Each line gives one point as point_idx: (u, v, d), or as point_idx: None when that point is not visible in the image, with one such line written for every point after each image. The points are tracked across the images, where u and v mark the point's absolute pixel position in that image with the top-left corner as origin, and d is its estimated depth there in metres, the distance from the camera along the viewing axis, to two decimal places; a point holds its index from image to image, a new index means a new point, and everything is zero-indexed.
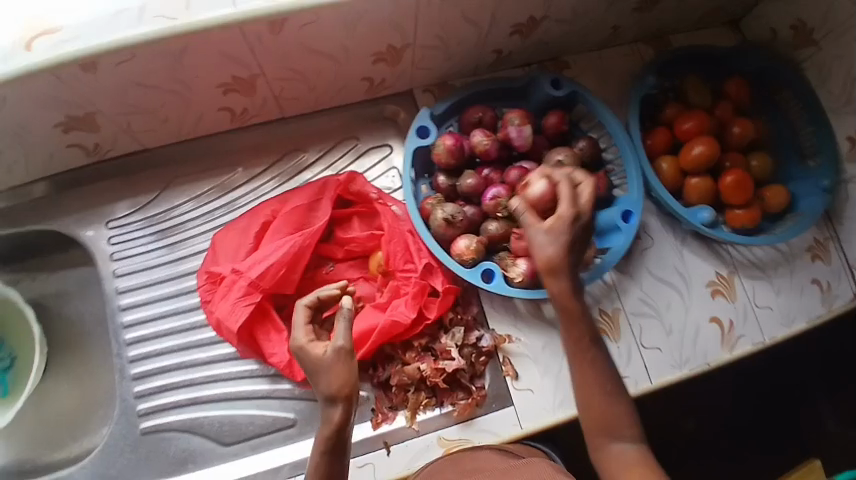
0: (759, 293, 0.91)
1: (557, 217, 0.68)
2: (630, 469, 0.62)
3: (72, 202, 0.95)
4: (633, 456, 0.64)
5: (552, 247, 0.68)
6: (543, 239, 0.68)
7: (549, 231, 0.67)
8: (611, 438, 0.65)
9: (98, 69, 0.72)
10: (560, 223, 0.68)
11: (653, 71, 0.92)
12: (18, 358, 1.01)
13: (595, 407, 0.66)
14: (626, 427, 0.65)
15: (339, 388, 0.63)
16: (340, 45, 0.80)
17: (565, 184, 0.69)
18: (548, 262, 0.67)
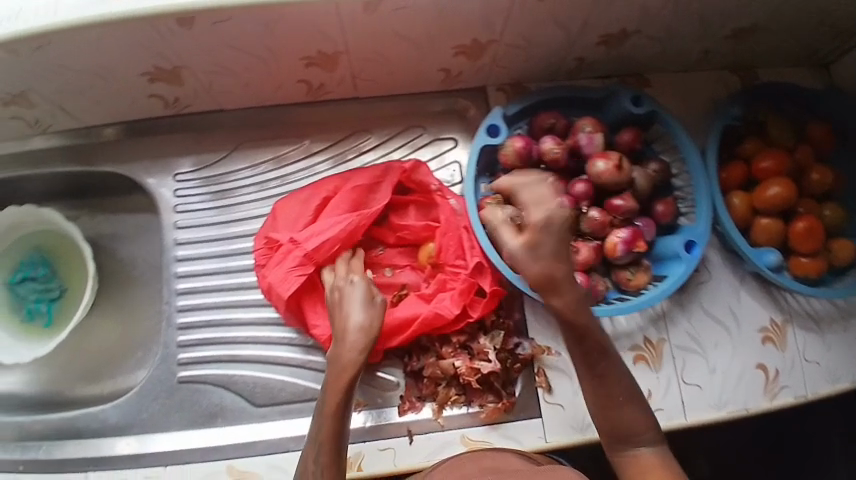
0: (810, 347, 0.88)
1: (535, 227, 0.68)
2: (647, 472, 0.63)
3: (144, 150, 0.98)
4: (650, 457, 0.65)
5: (535, 260, 0.67)
6: (524, 255, 0.68)
7: (531, 246, 0.67)
8: (629, 441, 0.65)
9: (194, 26, 0.74)
10: (540, 232, 0.67)
11: (738, 102, 0.90)
12: (66, 290, 1.05)
13: (615, 419, 0.66)
14: (642, 431, 0.65)
15: (367, 333, 0.77)
16: (428, 33, 0.80)
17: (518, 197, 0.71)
18: (537, 277, 0.67)
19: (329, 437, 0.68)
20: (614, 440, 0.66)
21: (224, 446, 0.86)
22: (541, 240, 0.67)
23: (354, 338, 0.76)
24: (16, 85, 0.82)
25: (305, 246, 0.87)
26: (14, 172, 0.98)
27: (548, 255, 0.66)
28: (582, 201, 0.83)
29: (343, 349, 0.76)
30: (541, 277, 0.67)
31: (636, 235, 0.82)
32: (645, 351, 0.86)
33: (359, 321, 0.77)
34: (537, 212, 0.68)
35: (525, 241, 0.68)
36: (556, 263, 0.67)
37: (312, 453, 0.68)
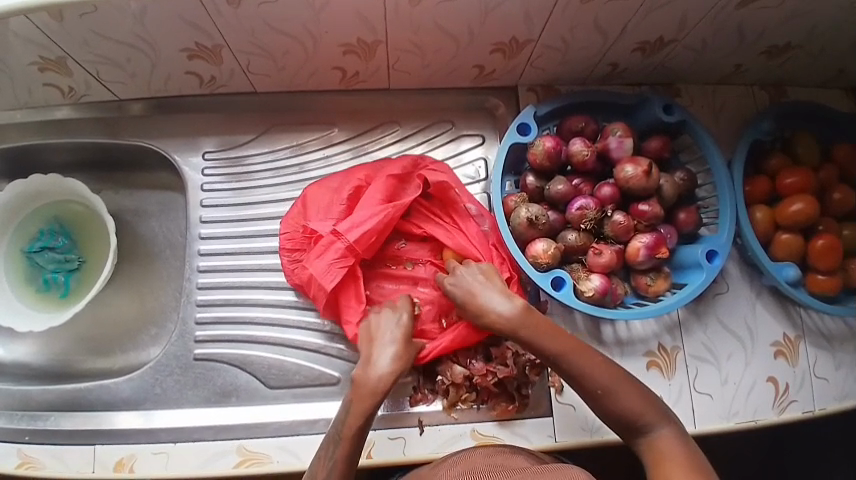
0: (820, 363, 0.88)
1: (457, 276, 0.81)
2: (669, 455, 0.66)
3: (174, 126, 0.99)
4: (671, 438, 0.68)
5: (475, 296, 0.78)
6: (465, 297, 0.79)
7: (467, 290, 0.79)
8: (649, 427, 0.69)
9: (241, 5, 0.74)
10: (460, 275, 0.81)
11: (767, 117, 0.90)
12: (85, 262, 1.05)
13: (624, 411, 0.69)
14: (655, 417, 0.69)
15: (397, 357, 0.76)
16: (468, 28, 0.81)
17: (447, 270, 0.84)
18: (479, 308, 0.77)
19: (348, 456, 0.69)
20: (629, 430, 0.70)
21: (235, 426, 0.85)
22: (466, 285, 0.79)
23: (381, 371, 0.75)
24: (54, 51, 0.82)
25: (346, 238, 0.86)
26: (43, 141, 0.98)
27: (472, 292, 0.78)
28: (607, 205, 0.84)
29: (366, 376, 0.75)
30: (485, 307, 0.77)
31: (659, 241, 0.82)
32: (658, 357, 0.86)
33: (391, 358, 0.76)
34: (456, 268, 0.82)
35: (459, 282, 0.80)
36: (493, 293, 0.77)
37: (323, 471, 0.69)
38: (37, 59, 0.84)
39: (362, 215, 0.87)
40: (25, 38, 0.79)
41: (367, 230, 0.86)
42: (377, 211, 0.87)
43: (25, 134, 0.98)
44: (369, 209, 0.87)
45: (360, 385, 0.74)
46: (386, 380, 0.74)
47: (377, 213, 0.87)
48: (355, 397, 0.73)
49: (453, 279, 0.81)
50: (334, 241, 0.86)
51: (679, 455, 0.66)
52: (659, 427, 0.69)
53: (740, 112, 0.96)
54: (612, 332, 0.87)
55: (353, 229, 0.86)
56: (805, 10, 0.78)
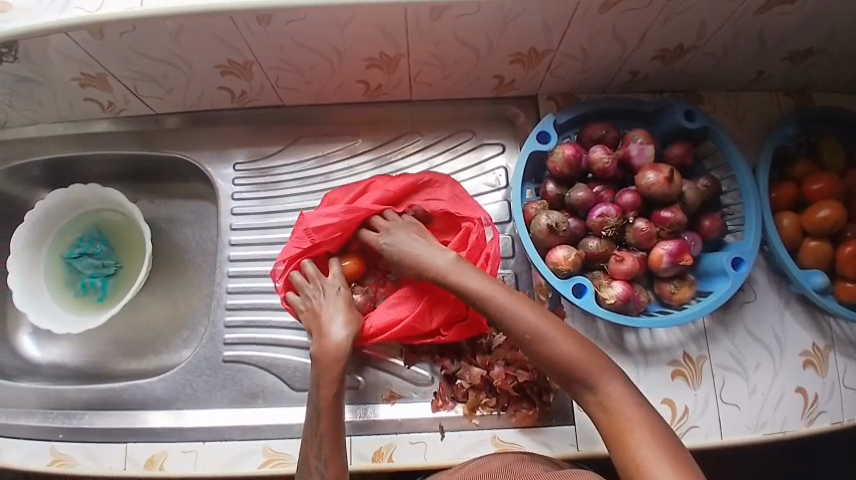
0: (852, 373, 0.86)
1: (384, 231, 0.88)
2: (620, 412, 0.65)
3: (206, 138, 1.03)
4: (619, 391, 0.67)
5: (400, 250, 0.85)
6: (394, 252, 0.86)
7: (391, 245, 0.86)
8: (595, 383, 0.67)
9: (270, 23, 0.78)
10: (384, 234, 0.88)
11: (792, 122, 0.89)
12: (122, 267, 1.10)
13: (571, 365, 0.68)
14: (601, 372, 0.68)
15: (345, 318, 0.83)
16: (488, 39, 0.83)
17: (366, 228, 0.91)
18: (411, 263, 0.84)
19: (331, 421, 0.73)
20: (577, 385, 0.69)
21: (263, 427, 0.88)
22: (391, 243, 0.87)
23: (333, 334, 0.81)
24: (96, 68, 0.88)
25: (325, 247, 0.92)
26: (85, 152, 1.04)
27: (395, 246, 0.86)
28: (628, 212, 0.84)
29: (323, 342, 0.80)
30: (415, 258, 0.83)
31: (683, 248, 0.81)
32: (683, 366, 0.85)
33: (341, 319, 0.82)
34: (379, 223, 0.89)
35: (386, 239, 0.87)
36: (415, 247, 0.84)
37: (314, 447, 0.72)
38: (79, 75, 0.89)
39: (334, 221, 0.90)
40: (70, 56, 0.84)
41: (337, 233, 0.91)
42: (354, 211, 0.90)
43: (68, 146, 1.03)
44: (349, 213, 0.90)
45: (323, 353, 0.79)
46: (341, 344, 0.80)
47: (350, 213, 0.90)
48: (324, 365, 0.78)
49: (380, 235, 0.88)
50: (317, 253, 0.92)
51: (634, 412, 0.65)
52: (604, 380, 0.67)
53: (764, 118, 0.95)
54: (635, 340, 0.86)
55: (329, 238, 0.91)
56: (828, 14, 0.78)
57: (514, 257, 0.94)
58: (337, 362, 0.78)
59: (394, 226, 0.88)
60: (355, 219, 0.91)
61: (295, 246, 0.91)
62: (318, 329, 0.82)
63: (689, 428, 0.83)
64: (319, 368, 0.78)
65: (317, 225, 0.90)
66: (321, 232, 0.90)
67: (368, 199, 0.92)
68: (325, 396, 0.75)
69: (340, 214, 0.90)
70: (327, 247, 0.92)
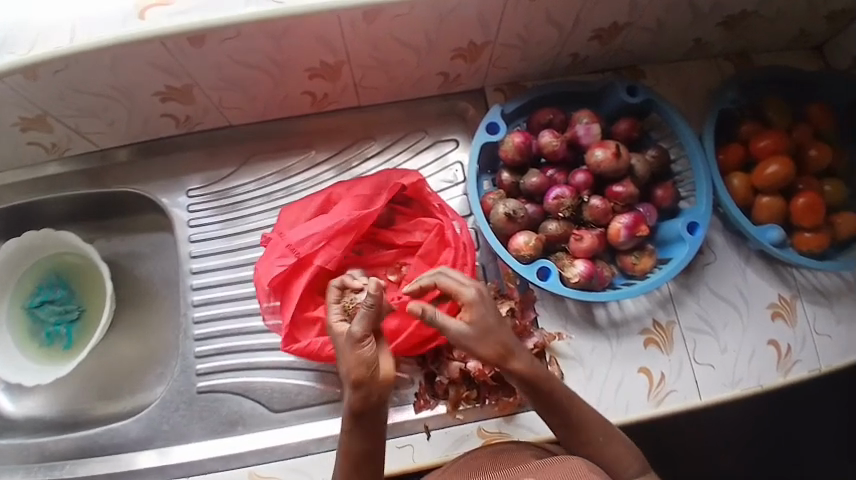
0: (820, 320, 0.88)
1: (469, 304, 0.68)
2: None
3: (157, 168, 1.01)
4: None
5: (482, 337, 0.67)
6: (475, 335, 0.67)
7: (481, 328, 0.67)
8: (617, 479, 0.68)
9: (204, 44, 0.77)
10: (471, 308, 0.68)
11: (733, 86, 0.91)
12: (86, 311, 1.07)
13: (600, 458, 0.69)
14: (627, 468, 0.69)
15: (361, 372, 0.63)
16: (425, 36, 0.83)
17: (448, 277, 0.70)
18: (498, 350, 0.67)
19: (349, 451, 0.66)
20: None
21: (245, 453, 0.86)
22: (481, 315, 0.68)
23: (359, 372, 0.63)
24: (34, 110, 0.86)
25: (314, 262, 0.86)
26: (33, 198, 1.01)
27: (484, 327, 0.67)
28: (582, 191, 0.85)
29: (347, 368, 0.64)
30: (500, 351, 0.67)
31: (638, 220, 0.83)
32: (654, 334, 0.86)
33: (368, 355, 0.63)
34: (465, 290, 0.69)
35: (473, 318, 0.68)
36: (503, 336, 0.68)
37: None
38: (18, 119, 0.87)
39: (316, 232, 0.86)
40: (4, 101, 0.82)
41: (321, 244, 0.87)
42: (334, 219, 0.87)
43: (16, 194, 1.01)
44: (329, 220, 0.87)
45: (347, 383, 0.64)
46: (366, 384, 0.63)
47: (330, 220, 0.87)
48: (354, 402, 0.63)
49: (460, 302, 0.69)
50: (306, 271, 0.86)
51: None
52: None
53: (706, 85, 0.97)
54: (605, 314, 0.87)
55: (316, 250, 0.86)
56: None
57: (480, 248, 0.94)
58: (365, 401, 0.63)
59: (483, 300, 0.69)
60: (339, 229, 0.87)
61: (278, 265, 0.85)
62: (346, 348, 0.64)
63: (667, 393, 0.84)
64: (349, 403, 0.64)
65: (299, 238, 0.86)
66: (304, 245, 0.86)
67: (345, 208, 0.88)
68: (347, 432, 0.66)
69: (319, 224, 0.87)
70: (318, 262, 0.86)
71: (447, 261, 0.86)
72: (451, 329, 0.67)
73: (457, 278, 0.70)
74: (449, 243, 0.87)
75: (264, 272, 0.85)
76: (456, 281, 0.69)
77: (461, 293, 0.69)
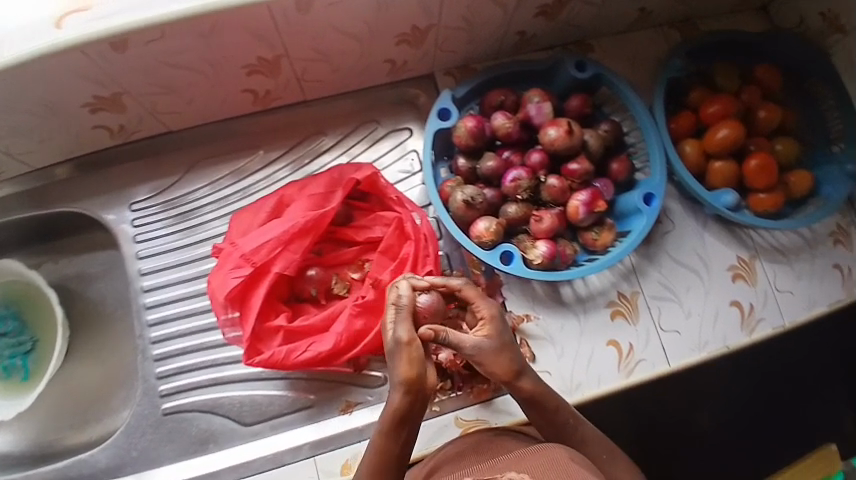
0: (780, 277, 0.91)
1: (488, 318, 0.68)
2: None
3: (97, 184, 0.95)
4: None
5: (496, 354, 0.66)
6: (490, 349, 0.66)
7: (497, 345, 0.66)
8: None
9: (128, 49, 0.73)
10: (488, 322, 0.67)
11: (680, 53, 0.91)
12: (39, 341, 1.01)
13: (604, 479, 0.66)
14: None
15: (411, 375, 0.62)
16: (365, 24, 0.80)
17: (470, 288, 0.71)
18: (509, 367, 0.67)
19: (384, 454, 0.64)
20: None
21: (219, 471, 0.83)
22: (500, 331, 0.67)
23: (412, 375, 0.62)
24: None
25: (272, 269, 0.83)
26: None
27: (499, 343, 0.66)
28: (539, 171, 0.84)
29: (396, 370, 0.63)
30: (510, 369, 0.67)
31: (595, 195, 0.83)
32: (621, 306, 0.87)
33: (420, 357, 0.63)
34: (484, 305, 0.69)
35: (489, 332, 0.67)
36: (515, 356, 0.67)
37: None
38: None
39: (270, 238, 0.83)
40: None
41: (277, 250, 0.83)
42: (288, 222, 0.84)
43: None
44: (284, 224, 0.84)
45: (396, 385, 0.63)
46: (418, 386, 0.62)
47: (285, 224, 0.84)
48: (398, 403, 0.63)
49: (478, 315, 0.69)
50: (263, 279, 0.83)
51: None
52: None
53: (654, 55, 0.96)
54: (571, 291, 0.87)
55: (273, 257, 0.83)
56: None
57: (443, 237, 0.92)
58: (411, 404, 0.63)
59: (500, 317, 0.69)
60: (294, 232, 0.84)
61: (233, 277, 0.82)
62: (395, 349, 0.63)
63: (637, 363, 0.85)
64: (393, 404, 0.63)
65: (253, 247, 0.83)
66: (259, 253, 0.83)
67: (298, 209, 0.85)
68: (383, 436, 0.64)
69: (273, 229, 0.84)
70: (276, 269, 0.83)
71: (408, 255, 0.84)
72: (466, 343, 0.65)
73: (477, 290, 0.71)
74: (409, 236, 0.85)
75: (218, 285, 0.82)
76: (477, 292, 0.69)
77: (480, 307, 0.69)
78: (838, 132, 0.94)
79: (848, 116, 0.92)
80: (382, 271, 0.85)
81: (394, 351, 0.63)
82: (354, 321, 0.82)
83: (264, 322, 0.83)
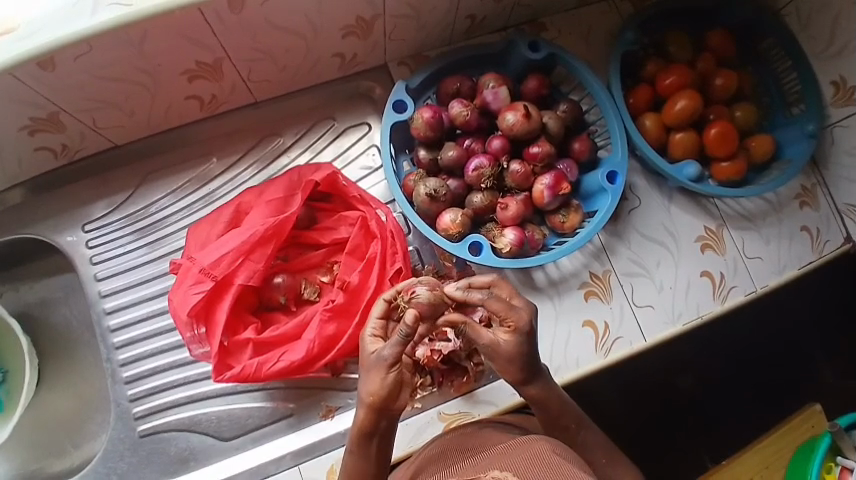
0: (748, 244, 0.91)
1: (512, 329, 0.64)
2: None
3: (46, 207, 0.91)
4: None
5: (507, 361, 0.65)
6: (504, 355, 0.65)
7: (512, 355, 0.65)
8: None
9: (57, 65, 0.69)
10: (514, 334, 0.64)
11: (633, 25, 0.89)
12: (9, 371, 0.96)
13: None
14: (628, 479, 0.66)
15: (378, 394, 0.61)
16: (306, 19, 0.77)
17: (495, 300, 0.65)
18: (516, 375, 0.66)
19: (352, 470, 0.64)
20: None
21: None
22: (523, 343, 0.65)
23: (375, 396, 0.61)
24: None
25: (235, 281, 0.82)
26: None
27: (514, 354, 0.64)
28: (501, 157, 0.83)
29: (365, 388, 0.62)
30: (517, 375, 0.66)
31: (559, 178, 0.81)
32: (594, 286, 0.87)
33: (391, 381, 0.61)
34: (514, 317, 0.64)
35: (509, 341, 0.64)
36: (526, 364, 0.65)
37: None
38: None
39: (230, 249, 0.81)
40: None
41: (238, 261, 0.81)
42: (247, 231, 0.82)
43: None
44: (243, 234, 0.82)
45: (361, 401, 0.62)
46: (383, 407, 0.62)
47: (243, 234, 0.82)
48: (364, 421, 0.63)
49: (507, 324, 0.65)
50: (226, 292, 0.81)
51: None
52: None
53: (609, 28, 0.95)
54: (543, 275, 0.87)
55: (235, 268, 0.81)
56: None
57: (411, 232, 0.90)
58: (376, 422, 0.63)
59: (528, 332, 0.65)
60: (255, 240, 0.82)
61: (194, 293, 0.79)
62: (369, 364, 0.63)
63: (613, 341, 0.85)
64: (359, 421, 0.63)
65: (212, 261, 0.80)
66: (219, 266, 0.80)
67: (257, 217, 0.83)
68: (352, 453, 0.64)
69: (232, 240, 0.81)
70: (239, 280, 0.82)
71: (376, 254, 0.82)
72: (483, 339, 0.65)
73: (504, 302, 0.65)
74: (374, 235, 0.83)
75: (179, 303, 0.79)
76: (504, 306, 0.64)
77: (510, 318, 0.64)
78: (796, 94, 0.94)
79: (803, 76, 0.92)
80: (350, 272, 0.83)
81: (370, 367, 0.62)
82: (325, 326, 0.80)
83: (234, 336, 0.82)
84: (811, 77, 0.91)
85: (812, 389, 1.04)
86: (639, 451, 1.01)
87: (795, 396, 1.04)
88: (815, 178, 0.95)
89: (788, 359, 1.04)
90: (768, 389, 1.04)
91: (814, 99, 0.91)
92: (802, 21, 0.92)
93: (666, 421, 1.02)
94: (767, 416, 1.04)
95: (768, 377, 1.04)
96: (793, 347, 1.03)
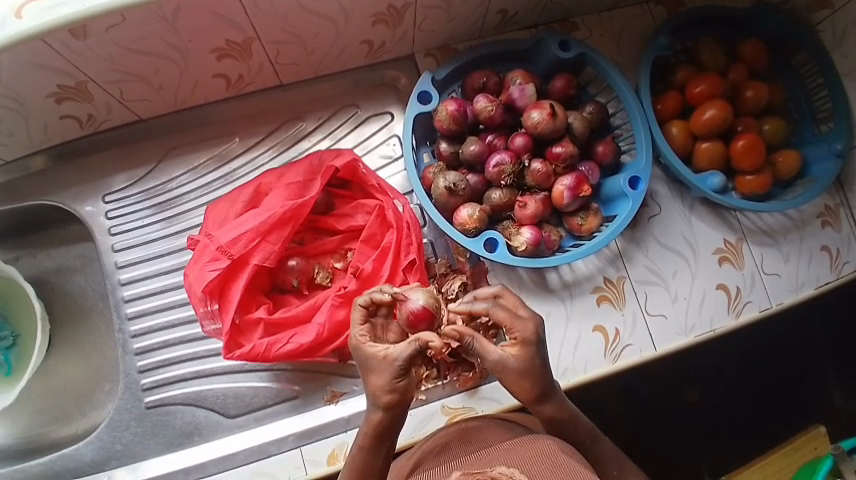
0: (767, 260, 0.90)
1: (523, 341, 0.60)
2: None
3: (68, 176, 0.92)
4: None
5: (517, 376, 0.61)
6: (514, 371, 0.60)
7: (522, 371, 0.60)
8: None
9: (88, 35, 0.70)
10: (520, 345, 0.60)
11: (666, 31, 0.88)
12: (20, 336, 0.98)
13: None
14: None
15: (387, 395, 0.59)
16: (338, 5, 0.77)
17: (501, 310, 0.62)
18: (530, 392, 0.61)
19: (359, 468, 0.62)
20: None
21: (204, 463, 0.83)
22: (532, 355, 0.60)
23: (392, 397, 0.59)
24: None
25: (250, 260, 0.82)
26: None
27: (526, 369, 0.60)
28: (523, 155, 0.82)
29: (377, 391, 0.60)
30: (530, 394, 0.62)
31: (580, 180, 0.81)
32: (607, 291, 0.86)
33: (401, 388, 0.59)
34: (518, 325, 0.61)
35: (517, 355, 0.60)
36: (538, 382, 0.61)
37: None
38: None
39: (247, 229, 0.81)
40: None
41: (255, 241, 0.82)
42: (266, 212, 0.82)
43: None
44: (261, 215, 0.82)
45: (376, 403, 0.60)
46: (399, 407, 0.60)
47: (261, 215, 0.82)
48: (377, 420, 0.60)
49: (510, 335, 0.61)
50: (241, 271, 0.82)
51: None
52: None
53: (641, 32, 0.93)
54: (557, 277, 0.86)
55: (252, 248, 0.82)
56: None
57: (427, 225, 0.90)
58: (393, 420, 0.61)
59: (537, 340, 0.61)
60: (273, 222, 0.82)
61: (210, 270, 0.80)
62: (375, 362, 0.60)
63: (623, 348, 0.85)
64: (372, 421, 0.61)
65: (229, 239, 0.81)
66: (235, 246, 0.81)
67: (275, 199, 0.83)
68: (362, 450, 0.62)
69: (249, 220, 0.82)
70: (255, 260, 0.82)
71: (391, 243, 0.82)
72: (490, 354, 0.60)
73: (509, 312, 0.62)
74: (391, 225, 0.83)
75: (195, 278, 0.80)
76: (512, 313, 0.61)
77: (515, 328, 0.61)
78: (826, 112, 0.92)
79: (834, 94, 0.89)
80: (364, 261, 0.83)
81: (374, 365, 0.60)
82: (336, 311, 0.81)
83: (246, 315, 0.82)
84: (841, 95, 0.89)
85: (821, 412, 1.03)
86: (639, 460, 1.00)
87: (802, 417, 1.03)
88: (839, 197, 0.93)
89: (797, 379, 1.02)
90: (775, 408, 1.03)
91: (843, 117, 0.89)
92: (836, 37, 0.90)
93: (669, 433, 1.01)
94: (772, 434, 1.03)
95: (774, 396, 1.03)
96: (803, 367, 1.02)
